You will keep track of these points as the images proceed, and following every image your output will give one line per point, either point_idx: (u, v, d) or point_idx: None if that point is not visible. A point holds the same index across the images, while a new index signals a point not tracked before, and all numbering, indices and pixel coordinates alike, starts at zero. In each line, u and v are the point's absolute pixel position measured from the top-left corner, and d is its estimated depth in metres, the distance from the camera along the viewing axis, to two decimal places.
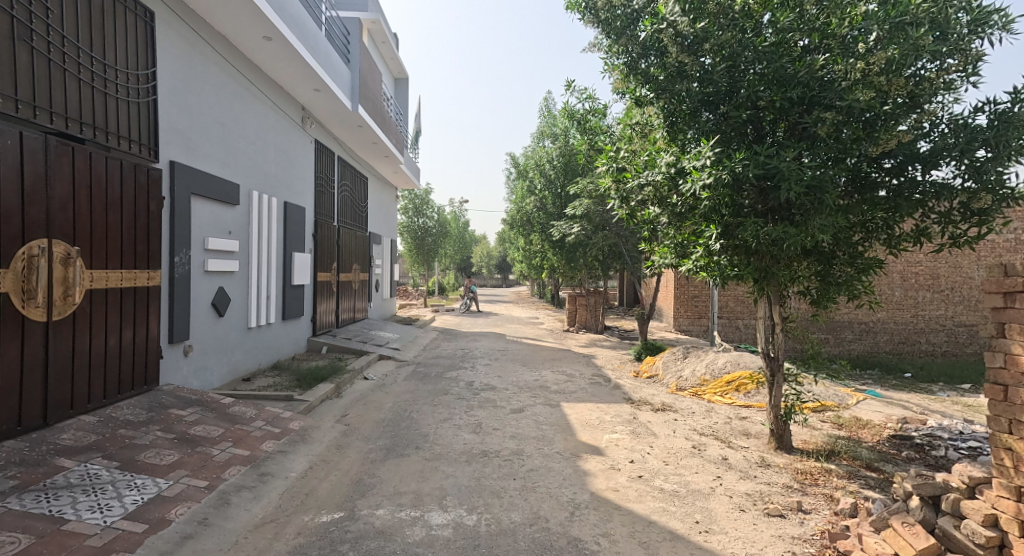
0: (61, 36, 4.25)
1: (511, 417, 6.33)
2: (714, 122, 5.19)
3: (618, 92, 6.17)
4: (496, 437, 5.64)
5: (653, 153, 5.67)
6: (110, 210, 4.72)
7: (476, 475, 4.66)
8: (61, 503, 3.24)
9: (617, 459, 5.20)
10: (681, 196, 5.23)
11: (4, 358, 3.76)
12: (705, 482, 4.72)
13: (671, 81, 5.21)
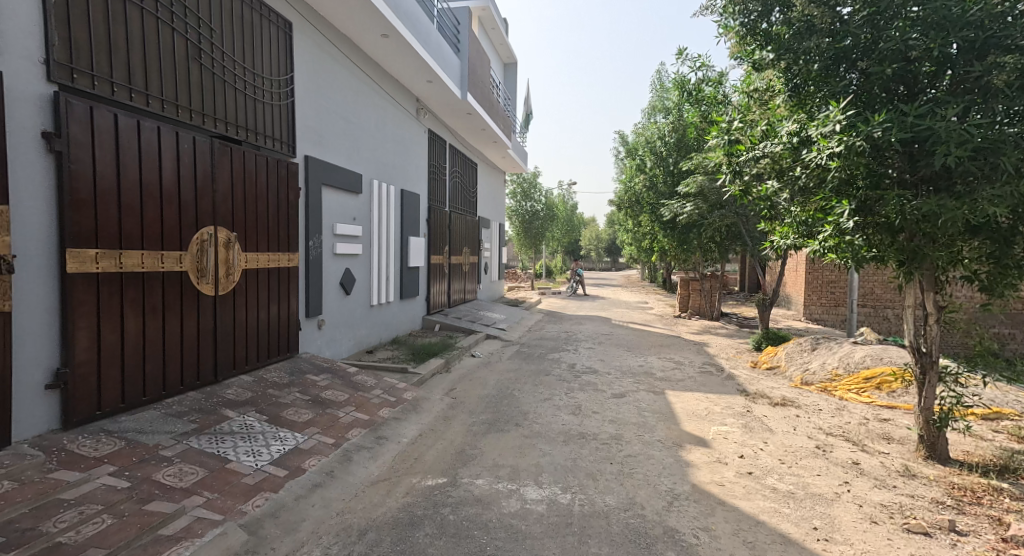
0: (222, 51, 4.88)
1: (612, 401, 6.25)
2: (854, 81, 4.52)
3: (737, 58, 5.72)
4: (594, 420, 5.61)
5: (773, 122, 5.19)
6: (258, 201, 5.39)
7: (572, 455, 4.68)
8: (226, 446, 3.69)
9: (723, 453, 4.91)
10: (807, 168, 4.67)
11: (187, 327, 4.44)
12: (830, 486, 4.27)
13: (798, 40, 4.74)
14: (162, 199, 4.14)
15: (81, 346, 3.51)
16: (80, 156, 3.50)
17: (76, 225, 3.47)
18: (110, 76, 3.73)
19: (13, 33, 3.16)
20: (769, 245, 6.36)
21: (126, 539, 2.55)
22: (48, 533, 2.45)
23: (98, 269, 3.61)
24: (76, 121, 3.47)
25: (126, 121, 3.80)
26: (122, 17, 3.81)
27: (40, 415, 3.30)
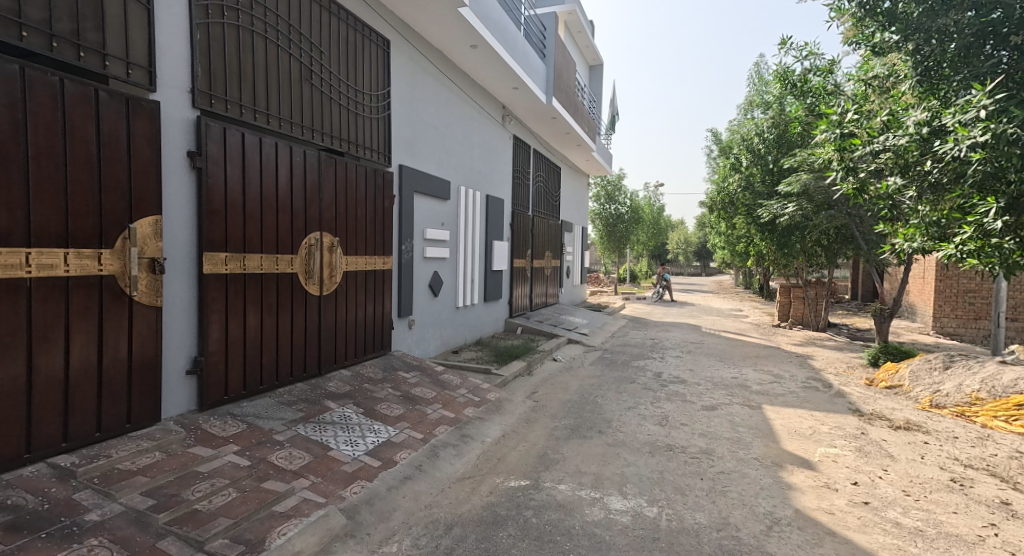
0: (329, 72, 5.26)
1: (702, 413, 5.97)
2: (1005, 58, 4.23)
3: (862, 47, 5.87)
4: (681, 431, 5.40)
5: (898, 113, 4.87)
6: (358, 207, 5.72)
7: (658, 468, 4.46)
8: (329, 434, 3.96)
9: (833, 478, 4.41)
10: (941, 162, 4.24)
11: (297, 325, 4.79)
12: (971, 528, 3.64)
13: (931, 17, 4.66)
14: (277, 208, 4.51)
15: (212, 339, 3.85)
16: (216, 171, 3.88)
17: (211, 233, 3.84)
18: (239, 100, 4.11)
19: (169, 65, 3.56)
20: (892, 250, 6.15)
21: (248, 511, 2.81)
22: (186, 500, 2.75)
23: (227, 271, 3.98)
24: (214, 141, 3.85)
25: (250, 140, 4.18)
26: (248, 46, 4.23)
27: (180, 397, 3.64)
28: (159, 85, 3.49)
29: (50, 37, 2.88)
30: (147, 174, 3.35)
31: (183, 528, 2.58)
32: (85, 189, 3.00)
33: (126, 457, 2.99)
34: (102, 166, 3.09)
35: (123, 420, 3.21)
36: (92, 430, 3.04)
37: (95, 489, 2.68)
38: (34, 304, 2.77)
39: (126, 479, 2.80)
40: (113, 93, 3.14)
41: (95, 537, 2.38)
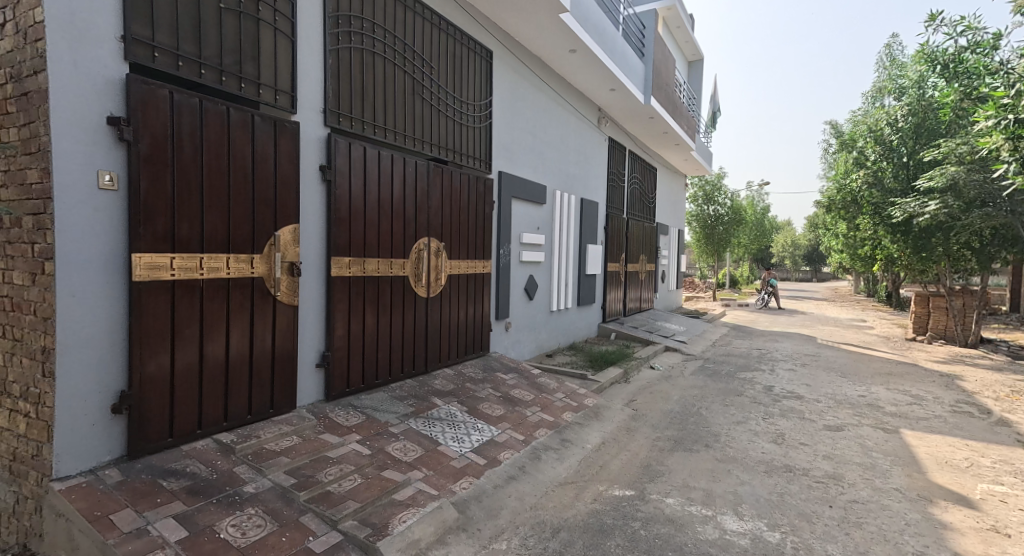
0: (438, 85, 5.54)
1: (824, 434, 5.52)
2: None
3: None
4: (802, 451, 5.00)
5: None
6: (463, 213, 5.96)
7: (778, 490, 4.14)
8: (438, 430, 4.21)
9: (1002, 521, 3.80)
10: None
11: (407, 324, 5.08)
12: None
13: None
14: (391, 215, 4.84)
15: (336, 335, 4.22)
16: (342, 182, 4.25)
17: (337, 239, 4.22)
18: (361, 116, 4.48)
19: (307, 89, 3.98)
20: None
21: (372, 497, 3.08)
22: (321, 482, 3.07)
23: (350, 273, 4.35)
24: (341, 155, 4.23)
25: (370, 153, 4.54)
26: (369, 66, 4.59)
27: (310, 387, 4.04)
28: (299, 108, 3.90)
29: (220, 73, 3.33)
30: (288, 187, 3.76)
31: (320, 506, 2.90)
32: (243, 202, 3.43)
33: (271, 438, 3.40)
34: (254, 181, 3.51)
35: (267, 406, 3.64)
36: (244, 412, 3.48)
37: (250, 464, 3.09)
38: (205, 301, 3.22)
39: (272, 458, 3.18)
40: (264, 117, 3.57)
41: (252, 507, 2.75)
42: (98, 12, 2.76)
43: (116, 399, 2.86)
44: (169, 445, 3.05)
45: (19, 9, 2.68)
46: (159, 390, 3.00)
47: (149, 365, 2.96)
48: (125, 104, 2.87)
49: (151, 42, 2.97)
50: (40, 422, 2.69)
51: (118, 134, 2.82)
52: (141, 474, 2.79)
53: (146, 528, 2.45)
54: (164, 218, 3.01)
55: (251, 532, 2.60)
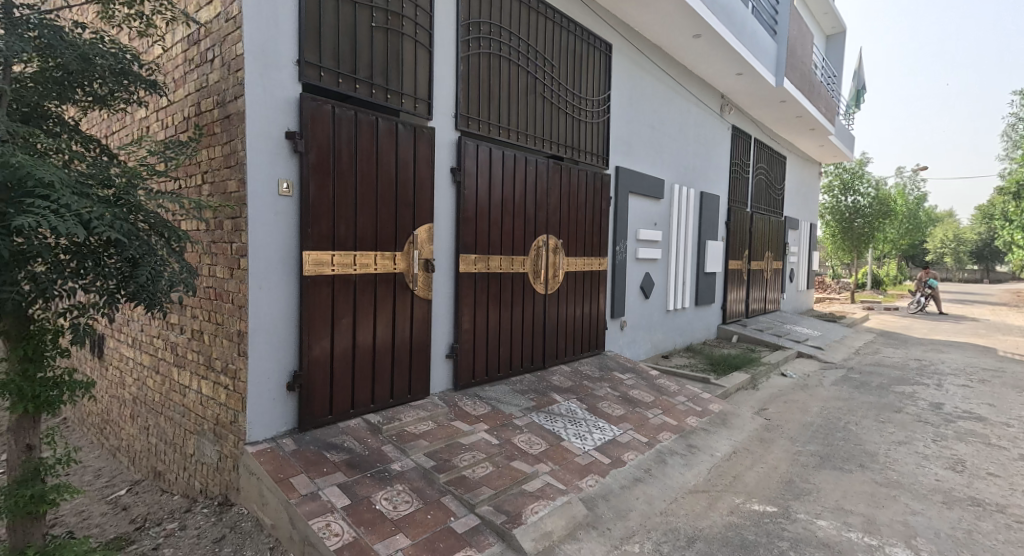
0: (558, 84, 5.56)
1: (1017, 465, 4.72)
2: None
3: None
4: (991, 483, 4.32)
5: None
6: (581, 211, 5.88)
7: (960, 525, 3.62)
8: (560, 425, 4.27)
9: None
10: None
11: (526, 319, 5.16)
12: None
13: None
14: (513, 213, 4.95)
15: (462, 328, 4.43)
16: (470, 183, 4.44)
17: (465, 236, 4.42)
18: (487, 119, 4.65)
19: (441, 96, 4.21)
20: None
21: (504, 485, 3.24)
22: (457, 467, 3.29)
23: (476, 270, 4.54)
24: (470, 157, 4.42)
25: (495, 153, 4.69)
26: (495, 70, 4.74)
27: (441, 377, 4.30)
28: (434, 114, 4.15)
29: (370, 86, 3.66)
30: (425, 188, 4.02)
31: (457, 490, 3.12)
32: (387, 204, 3.74)
33: (411, 422, 3.68)
34: (397, 185, 3.81)
35: (406, 391, 3.95)
36: (387, 396, 3.81)
37: (395, 444, 3.41)
38: (356, 294, 3.56)
39: (413, 440, 3.47)
40: (406, 124, 3.86)
41: (400, 484, 3.05)
42: (280, 41, 3.17)
43: (289, 378, 3.27)
44: (329, 421, 3.43)
45: (224, 45, 3.17)
46: (321, 372, 3.39)
47: (314, 350, 3.34)
48: (298, 119, 3.26)
49: (318, 64, 3.35)
50: (235, 394, 3.15)
51: (293, 147, 3.22)
52: (310, 445, 3.20)
53: (318, 492, 2.84)
54: (326, 220, 3.38)
55: (401, 507, 2.88)
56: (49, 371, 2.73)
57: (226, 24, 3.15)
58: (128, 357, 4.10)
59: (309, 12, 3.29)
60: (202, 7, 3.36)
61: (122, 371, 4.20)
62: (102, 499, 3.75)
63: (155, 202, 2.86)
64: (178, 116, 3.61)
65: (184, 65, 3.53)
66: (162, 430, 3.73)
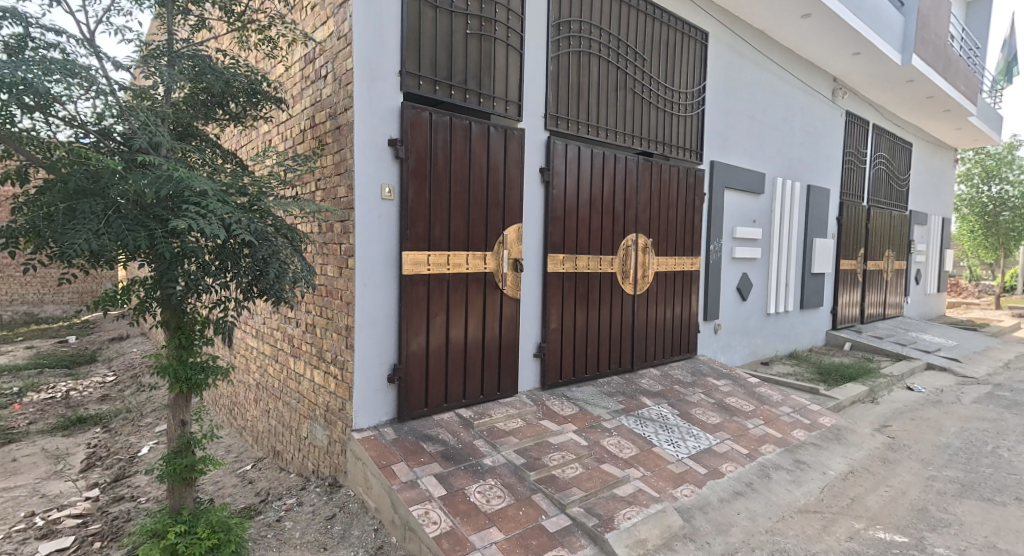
0: (650, 77, 5.39)
1: None
2: None
3: None
4: None
5: None
6: (672, 209, 5.66)
7: None
8: (651, 430, 4.17)
9: None
10: None
11: (613, 320, 5.08)
12: None
13: None
14: (601, 211, 4.88)
15: (550, 328, 4.46)
16: (558, 182, 4.45)
17: (553, 236, 4.43)
18: (576, 117, 4.62)
19: (531, 97, 4.25)
20: None
21: (595, 488, 3.23)
22: (547, 466, 3.34)
23: (563, 269, 4.54)
24: (559, 156, 4.43)
25: (583, 152, 4.66)
26: (585, 67, 4.70)
27: (529, 375, 4.36)
28: (525, 115, 4.20)
29: (464, 91, 3.79)
30: (514, 189, 4.09)
31: (549, 489, 3.16)
32: (478, 205, 3.85)
33: (501, 418, 3.78)
34: (489, 186, 3.91)
35: (495, 388, 4.05)
36: (477, 391, 3.93)
37: (486, 440, 3.52)
38: (450, 292, 3.71)
39: (503, 437, 3.56)
40: (497, 127, 3.95)
41: (492, 479, 3.15)
42: (385, 54, 3.37)
43: (389, 371, 3.48)
44: (424, 414, 3.61)
45: (336, 61, 3.43)
46: (417, 366, 3.57)
47: (411, 345, 3.53)
48: (399, 127, 3.45)
49: (417, 73, 3.53)
50: (343, 384, 3.41)
51: (394, 153, 3.41)
52: (408, 435, 3.40)
53: (417, 480, 3.01)
54: (422, 222, 3.55)
55: (494, 501, 2.98)
56: (201, 357, 3.17)
57: (338, 41, 3.42)
58: (253, 346, 4.57)
59: (409, 24, 3.47)
60: (317, 28, 3.66)
61: (247, 359, 4.68)
62: (232, 472, 4.22)
63: (284, 207, 3.18)
64: (296, 128, 3.96)
65: (301, 81, 3.86)
66: (280, 414, 4.12)
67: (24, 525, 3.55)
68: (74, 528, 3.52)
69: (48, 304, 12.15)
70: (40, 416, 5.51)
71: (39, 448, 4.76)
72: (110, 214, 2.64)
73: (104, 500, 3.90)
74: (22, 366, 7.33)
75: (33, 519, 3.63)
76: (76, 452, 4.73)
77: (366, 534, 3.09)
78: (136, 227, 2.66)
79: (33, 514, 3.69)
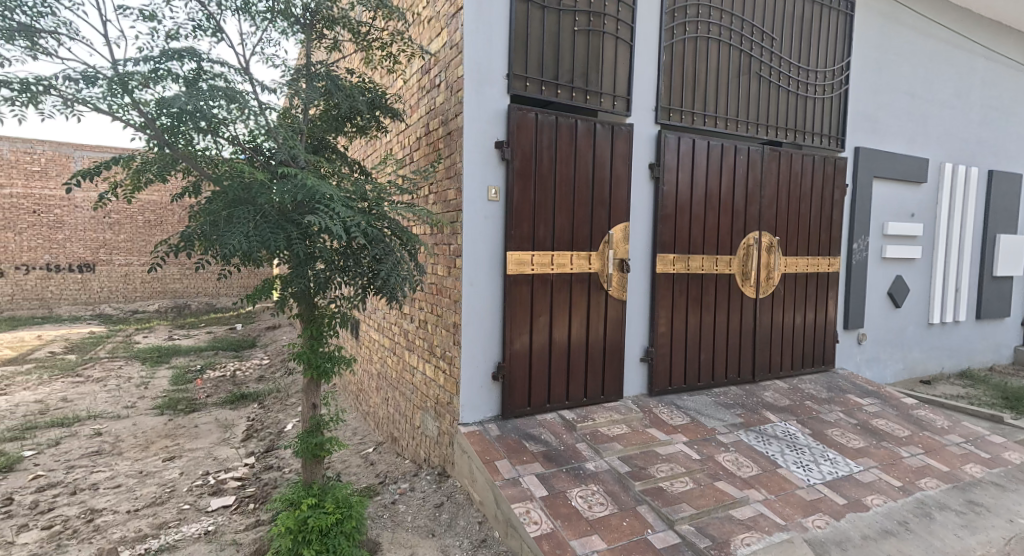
0: (781, 58, 4.86)
1: None
2: None
3: None
4: None
5: None
6: (804, 203, 5.07)
7: None
8: (775, 449, 3.78)
9: None
10: None
11: (731, 325, 4.68)
12: None
13: None
14: (719, 208, 4.53)
15: (659, 332, 4.24)
16: (670, 178, 4.22)
17: (663, 234, 4.21)
18: (692, 108, 4.34)
19: (642, 90, 4.08)
20: None
21: (708, 506, 3.02)
22: (654, 477, 3.19)
23: (674, 270, 4.29)
24: (671, 151, 4.19)
25: (699, 144, 4.36)
26: (702, 54, 4.39)
27: (635, 380, 4.20)
28: (634, 109, 4.05)
29: (571, 89, 3.75)
30: (621, 187, 3.96)
31: (655, 501, 3.01)
32: (583, 204, 3.79)
33: (604, 424, 3.69)
34: (594, 185, 3.83)
35: (599, 392, 3.96)
36: (581, 394, 3.88)
37: (589, 443, 3.45)
38: (553, 292, 3.70)
39: (607, 442, 3.47)
40: (604, 123, 3.85)
41: (594, 484, 3.08)
42: (493, 58, 3.45)
43: (494, 369, 3.56)
44: (527, 412, 3.65)
45: (449, 70, 3.59)
46: (520, 366, 3.61)
47: (515, 344, 3.58)
48: (506, 129, 3.51)
49: (524, 75, 3.56)
50: (451, 379, 3.56)
51: (501, 155, 3.48)
52: (511, 433, 3.45)
53: (519, 479, 3.05)
54: (527, 222, 3.58)
55: (596, 508, 2.91)
56: (330, 347, 3.48)
57: (450, 50, 3.57)
58: (375, 339, 4.97)
59: (516, 27, 3.51)
60: (432, 40, 3.86)
61: (370, 351, 5.10)
62: (356, 453, 4.63)
63: (399, 212, 3.39)
64: (413, 136, 4.22)
65: (418, 92, 4.10)
66: (397, 403, 4.43)
67: (201, 482, 4.22)
68: (236, 488, 4.12)
69: (222, 296, 14.32)
70: (214, 390, 6.54)
71: (213, 418, 5.64)
72: (259, 220, 3.01)
73: (258, 467, 4.51)
74: (202, 348, 8.75)
75: (207, 477, 4.31)
76: (239, 423, 5.54)
77: (471, 525, 3.20)
78: (278, 230, 3.01)
79: (207, 473, 4.38)
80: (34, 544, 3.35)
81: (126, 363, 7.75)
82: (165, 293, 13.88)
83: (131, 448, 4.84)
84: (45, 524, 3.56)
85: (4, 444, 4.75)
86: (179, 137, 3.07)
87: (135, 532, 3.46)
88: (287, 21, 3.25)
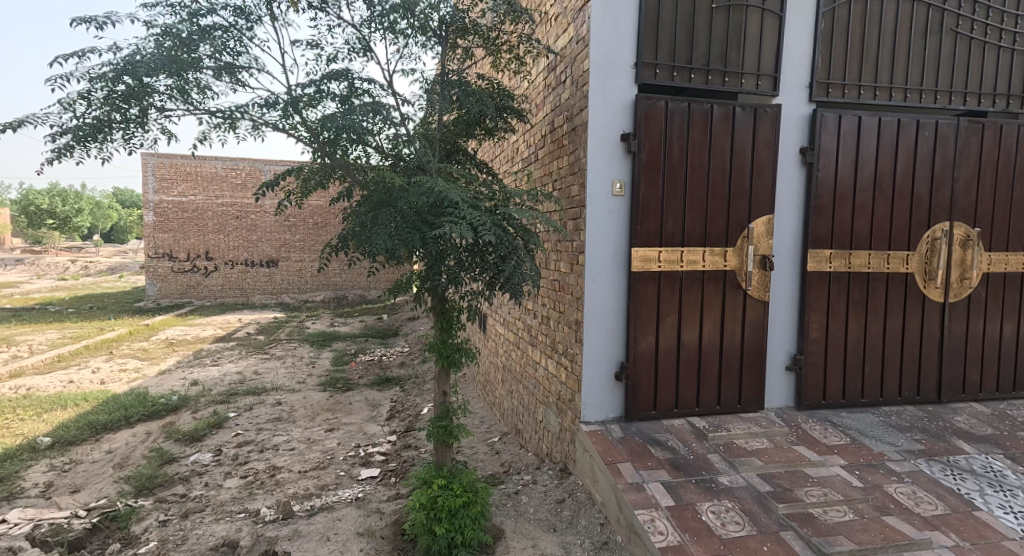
0: (990, 7, 3.90)
1: None
2: None
3: None
4: None
5: None
6: (1017, 186, 4.05)
7: None
8: (970, 487, 3.03)
9: None
10: None
11: (908, 334, 3.94)
12: None
13: None
14: (893, 196, 3.83)
15: (811, 338, 3.75)
16: (827, 163, 3.68)
17: (818, 228, 3.69)
18: (858, 79, 3.73)
19: (793, 66, 3.61)
20: None
21: (874, 543, 2.51)
22: (802, 501, 2.79)
23: (832, 269, 3.74)
24: (829, 132, 3.66)
25: (868, 121, 3.73)
26: (874, 14, 3.73)
27: (780, 391, 3.77)
28: (782, 88, 3.60)
29: (706, 73, 3.46)
30: (765, 175, 3.57)
31: (804, 529, 2.61)
32: (718, 196, 3.50)
33: (741, 435, 3.38)
34: (731, 175, 3.51)
35: (735, 400, 3.64)
36: (713, 402, 3.60)
37: (723, 456, 3.18)
38: (682, 291, 3.48)
39: (744, 456, 3.16)
40: (745, 106, 3.50)
41: (729, 501, 2.82)
42: (620, 48, 3.34)
43: (618, 369, 3.46)
44: (652, 416, 3.49)
45: (575, 66, 3.56)
46: (645, 368, 3.46)
47: (639, 345, 3.44)
48: (632, 121, 3.37)
49: (654, 62, 3.37)
50: (573, 376, 3.54)
51: (626, 148, 3.35)
52: (635, 436, 3.33)
53: (643, 484, 2.92)
54: (654, 217, 3.41)
55: (731, 527, 2.64)
56: (461, 339, 3.67)
57: (576, 46, 3.53)
58: (500, 333, 5.14)
59: (645, 14, 3.34)
60: (559, 38, 3.86)
61: (496, 345, 5.30)
62: (483, 441, 4.85)
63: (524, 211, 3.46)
64: (538, 135, 4.27)
65: (544, 90, 4.14)
66: (521, 397, 4.55)
67: (353, 452, 4.79)
68: (381, 462, 4.59)
69: (371, 290, 15.97)
70: (365, 373, 7.36)
71: (363, 397, 6.35)
72: (399, 221, 3.28)
73: (399, 445, 4.97)
74: (357, 335, 9.90)
75: (359, 449, 4.87)
76: (384, 404, 6.16)
77: (593, 525, 3.15)
78: (415, 231, 3.26)
79: (359, 445, 4.95)
80: (235, 489, 4.11)
81: (300, 345, 9.08)
82: (324, 287, 15.85)
83: (303, 417, 5.68)
84: (242, 473, 4.35)
85: (216, 405, 5.90)
86: (338, 149, 3.46)
87: (304, 490, 4.05)
88: (425, 35, 3.49)
